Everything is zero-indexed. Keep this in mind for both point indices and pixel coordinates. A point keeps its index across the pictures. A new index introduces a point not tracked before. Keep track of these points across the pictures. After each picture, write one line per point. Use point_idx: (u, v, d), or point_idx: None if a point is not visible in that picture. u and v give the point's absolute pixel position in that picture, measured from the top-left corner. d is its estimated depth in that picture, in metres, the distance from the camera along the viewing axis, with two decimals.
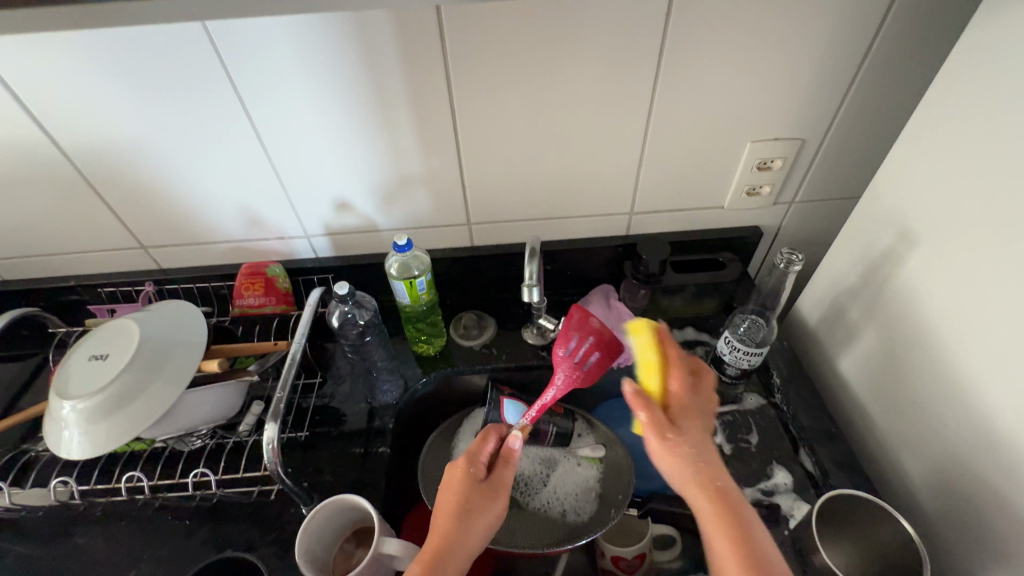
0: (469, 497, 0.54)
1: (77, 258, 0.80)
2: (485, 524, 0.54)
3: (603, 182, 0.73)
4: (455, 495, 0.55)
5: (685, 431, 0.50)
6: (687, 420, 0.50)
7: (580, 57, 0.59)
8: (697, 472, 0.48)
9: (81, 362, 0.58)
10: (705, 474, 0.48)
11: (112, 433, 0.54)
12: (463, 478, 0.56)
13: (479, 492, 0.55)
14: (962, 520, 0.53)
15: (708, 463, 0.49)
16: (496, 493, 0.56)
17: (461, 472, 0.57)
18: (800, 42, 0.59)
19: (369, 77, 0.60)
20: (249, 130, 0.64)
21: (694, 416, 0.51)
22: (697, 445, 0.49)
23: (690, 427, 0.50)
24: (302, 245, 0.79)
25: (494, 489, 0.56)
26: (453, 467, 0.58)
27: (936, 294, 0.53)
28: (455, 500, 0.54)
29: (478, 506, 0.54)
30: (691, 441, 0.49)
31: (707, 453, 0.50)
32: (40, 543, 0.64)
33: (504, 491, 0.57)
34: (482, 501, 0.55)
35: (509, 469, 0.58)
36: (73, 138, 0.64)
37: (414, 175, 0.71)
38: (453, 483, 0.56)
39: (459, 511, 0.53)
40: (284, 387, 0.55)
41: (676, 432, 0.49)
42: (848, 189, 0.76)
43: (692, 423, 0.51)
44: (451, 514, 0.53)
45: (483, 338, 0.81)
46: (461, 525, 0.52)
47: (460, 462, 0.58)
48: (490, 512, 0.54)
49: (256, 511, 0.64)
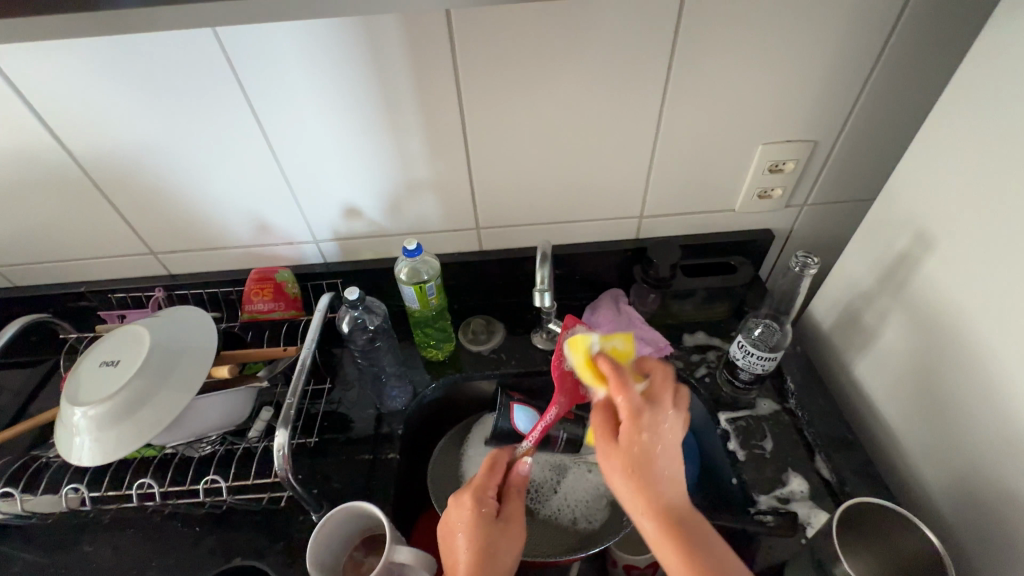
0: (489, 536, 0.53)
1: (88, 264, 0.80)
2: (510, 561, 0.53)
3: (612, 186, 0.73)
4: (475, 537, 0.53)
5: (627, 449, 0.50)
6: (630, 438, 0.50)
7: (589, 60, 0.59)
8: (638, 493, 0.49)
9: (93, 368, 0.58)
10: (647, 494, 0.49)
11: (121, 440, 0.54)
12: (479, 518, 0.54)
13: (496, 529, 0.54)
14: (984, 530, 0.51)
15: (651, 482, 0.49)
16: (513, 526, 0.56)
17: (473, 511, 0.55)
18: (813, 43, 0.59)
19: (378, 83, 0.60)
20: (258, 135, 0.64)
21: (645, 435, 0.50)
22: (638, 464, 0.50)
23: (635, 445, 0.50)
24: (311, 250, 0.79)
25: (509, 525, 0.56)
26: (464, 505, 0.56)
27: (954, 298, 0.52)
28: (476, 545, 0.52)
29: (500, 544, 0.54)
30: (636, 459, 0.50)
31: (650, 471, 0.50)
32: (50, 551, 0.64)
33: (520, 524, 0.56)
34: (503, 539, 0.54)
35: (519, 500, 0.58)
36: (86, 145, 0.64)
37: (423, 180, 0.71)
38: (468, 523, 0.54)
39: (483, 553, 0.52)
40: (295, 393, 0.55)
41: (619, 453, 0.51)
42: (862, 192, 0.75)
43: (637, 441, 0.50)
44: (476, 558, 0.52)
45: (492, 343, 0.80)
46: (489, 566, 0.52)
47: (471, 500, 0.56)
48: (512, 548, 0.54)
49: (265, 518, 0.64)
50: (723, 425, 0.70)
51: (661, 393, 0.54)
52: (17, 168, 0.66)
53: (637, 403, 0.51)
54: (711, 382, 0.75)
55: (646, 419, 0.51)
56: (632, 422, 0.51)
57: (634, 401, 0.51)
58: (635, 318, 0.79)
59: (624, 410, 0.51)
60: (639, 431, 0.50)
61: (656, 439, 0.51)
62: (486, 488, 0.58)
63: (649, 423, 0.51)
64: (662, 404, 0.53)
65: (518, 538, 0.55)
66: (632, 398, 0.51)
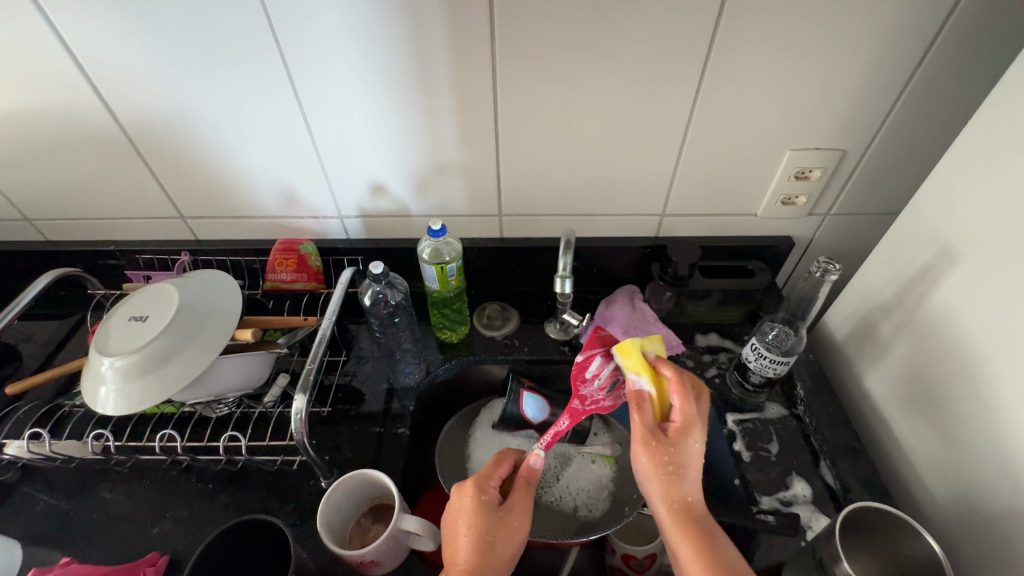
0: (488, 527, 0.52)
1: (119, 224, 0.82)
2: (510, 552, 0.53)
3: (637, 183, 0.74)
4: (475, 525, 0.52)
5: (673, 447, 0.52)
6: (680, 438, 0.53)
7: (626, 53, 0.60)
8: (671, 487, 0.51)
9: (121, 322, 0.60)
10: (678, 491, 0.51)
11: (145, 393, 0.55)
12: (479, 507, 0.53)
13: (496, 520, 0.53)
14: (986, 545, 0.52)
15: (684, 483, 0.52)
16: (516, 517, 0.54)
17: (474, 500, 0.54)
18: (850, 52, 0.59)
19: (416, 63, 0.61)
20: (294, 106, 0.65)
21: (691, 435, 0.53)
22: (677, 464, 0.52)
23: (680, 444, 0.53)
24: (335, 226, 0.81)
25: (511, 516, 0.54)
26: (466, 493, 0.55)
27: (972, 314, 0.53)
28: (476, 535, 0.52)
29: (499, 536, 0.52)
30: (677, 457, 0.52)
31: (687, 474, 0.52)
32: (68, 496, 0.66)
33: (524, 517, 0.54)
34: (501, 531, 0.53)
35: (527, 492, 0.56)
36: (129, 107, 0.66)
37: (450, 163, 0.72)
38: (469, 511, 0.53)
39: (480, 543, 0.51)
40: (313, 361, 0.56)
41: (664, 444, 0.53)
42: (888, 206, 0.75)
43: (685, 441, 0.53)
44: (473, 548, 0.51)
45: (506, 329, 0.82)
46: (486, 557, 0.51)
47: (474, 489, 0.54)
48: (512, 540, 0.53)
49: (277, 479, 0.66)
50: (730, 425, 0.71)
51: (704, 405, 0.57)
52: (60, 127, 0.69)
53: (691, 407, 0.54)
54: (720, 383, 0.76)
55: (696, 425, 0.54)
56: (685, 422, 0.54)
57: (691, 406, 0.54)
58: (648, 316, 0.80)
59: (682, 411, 0.54)
60: (688, 431, 0.54)
61: (697, 445, 0.54)
62: (490, 476, 0.57)
63: (697, 429, 0.54)
64: (704, 415, 0.56)
65: (519, 530, 0.53)
66: (688, 405, 0.54)
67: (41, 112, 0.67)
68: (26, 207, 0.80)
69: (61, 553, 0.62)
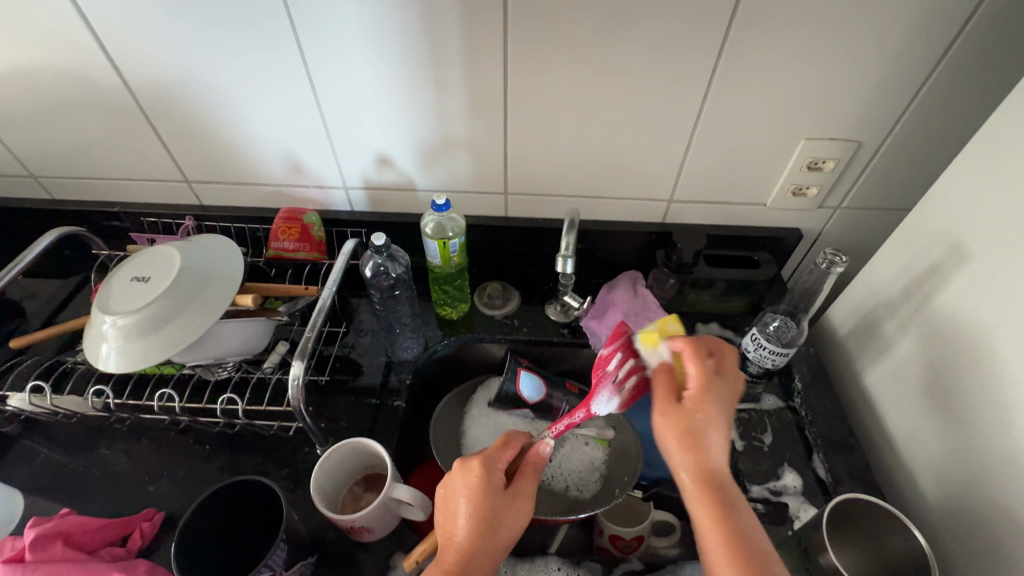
0: (492, 511, 0.51)
1: (123, 186, 0.82)
2: (511, 535, 0.52)
3: (645, 167, 0.72)
4: (476, 508, 0.51)
5: (685, 414, 0.48)
6: (695, 404, 0.48)
7: (641, 31, 0.58)
8: (684, 453, 0.47)
9: (124, 282, 0.60)
10: (694, 455, 0.47)
11: (144, 353, 0.56)
12: (484, 489, 0.52)
13: (500, 503, 0.52)
14: (973, 543, 0.52)
15: (702, 447, 0.47)
16: (519, 501, 0.53)
17: (479, 481, 0.52)
18: (874, 39, 0.57)
19: (426, 33, 0.60)
20: (303, 76, 0.65)
21: (711, 406, 0.48)
22: (691, 428, 0.47)
23: (694, 412, 0.48)
24: (339, 197, 0.80)
25: (515, 501, 0.53)
26: (470, 473, 0.53)
27: (980, 312, 0.52)
28: (477, 518, 0.51)
29: (503, 520, 0.52)
30: (693, 423, 0.48)
31: (705, 439, 0.47)
32: (68, 451, 0.67)
33: (527, 501, 0.54)
34: (505, 515, 0.52)
35: (534, 479, 0.55)
36: (135, 65, 0.65)
37: (458, 138, 0.70)
38: (471, 492, 0.52)
39: (482, 526, 0.51)
40: (312, 329, 0.57)
41: (675, 412, 0.49)
42: (900, 202, 0.74)
43: (703, 408, 0.48)
44: (473, 530, 0.50)
45: (506, 309, 0.81)
46: (488, 540, 0.50)
47: (478, 472, 0.53)
48: (515, 524, 0.52)
49: (273, 445, 0.67)
50: None
51: (730, 369, 0.52)
52: (65, 83, 0.68)
53: (707, 375, 0.49)
54: None
55: (714, 393, 0.49)
56: (699, 389, 0.49)
57: (707, 373, 0.49)
58: (650, 303, 0.79)
59: (697, 378, 0.49)
60: (702, 399, 0.48)
61: (718, 411, 0.49)
62: (495, 459, 0.55)
63: (716, 395, 0.49)
64: (728, 380, 0.51)
65: (522, 514, 0.53)
66: (704, 372, 0.49)
67: (46, 68, 0.66)
68: (32, 163, 0.80)
69: (60, 505, 0.63)
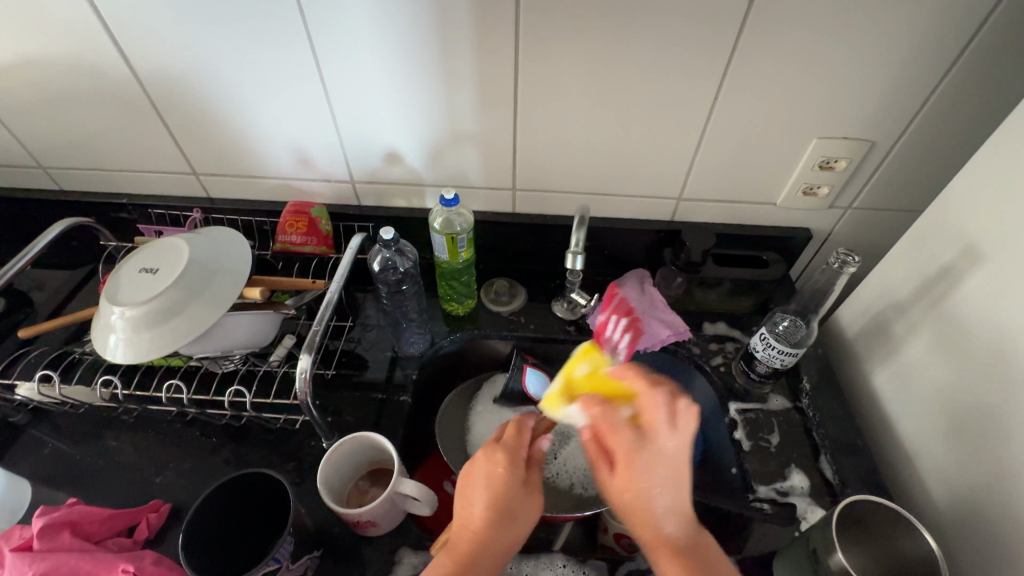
0: (511, 500, 0.51)
1: (130, 177, 0.82)
2: (524, 530, 0.51)
3: (655, 165, 0.72)
4: (496, 496, 0.51)
5: (618, 489, 0.48)
6: (623, 476, 0.47)
7: (653, 25, 0.57)
8: (636, 526, 0.47)
9: (133, 273, 0.60)
10: (644, 527, 0.46)
11: (152, 345, 0.56)
12: (507, 479, 0.52)
13: (518, 494, 0.52)
14: (981, 547, 0.52)
15: (648, 518, 0.46)
16: (535, 496, 0.53)
17: (503, 471, 0.52)
18: (891, 36, 0.56)
19: (436, 25, 0.59)
20: (312, 68, 0.64)
21: (643, 476, 0.46)
22: (630, 502, 0.47)
23: (626, 485, 0.47)
24: (347, 191, 0.80)
25: (531, 494, 0.53)
26: (494, 462, 0.53)
27: (994, 315, 0.51)
28: (496, 506, 0.51)
29: (519, 511, 0.51)
30: (631, 497, 0.47)
31: (649, 510, 0.46)
32: (75, 441, 0.68)
33: (541, 496, 0.54)
34: (522, 507, 0.52)
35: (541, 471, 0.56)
36: (145, 57, 0.65)
37: (467, 133, 0.70)
38: (492, 481, 0.52)
39: (500, 515, 0.50)
40: (320, 323, 0.56)
41: (613, 486, 0.48)
42: (913, 203, 0.73)
43: (634, 480, 0.46)
44: (489, 519, 0.50)
45: (513, 306, 0.81)
46: (502, 530, 0.50)
47: (504, 461, 0.53)
48: (529, 518, 0.52)
49: (279, 438, 0.67)
50: (733, 414, 0.71)
51: (658, 422, 0.47)
52: (74, 75, 0.68)
53: (623, 444, 0.47)
54: (725, 372, 0.75)
55: (637, 460, 0.46)
56: (623, 461, 0.47)
57: (623, 443, 0.47)
58: (657, 301, 0.80)
59: (616, 452, 0.48)
60: (630, 470, 0.47)
61: (652, 477, 0.46)
62: (518, 448, 0.55)
63: (642, 462, 0.46)
64: (658, 437, 0.47)
65: (536, 510, 0.53)
66: (619, 445, 0.47)
67: (56, 57, 0.66)
68: (40, 155, 0.80)
69: (66, 495, 0.63)
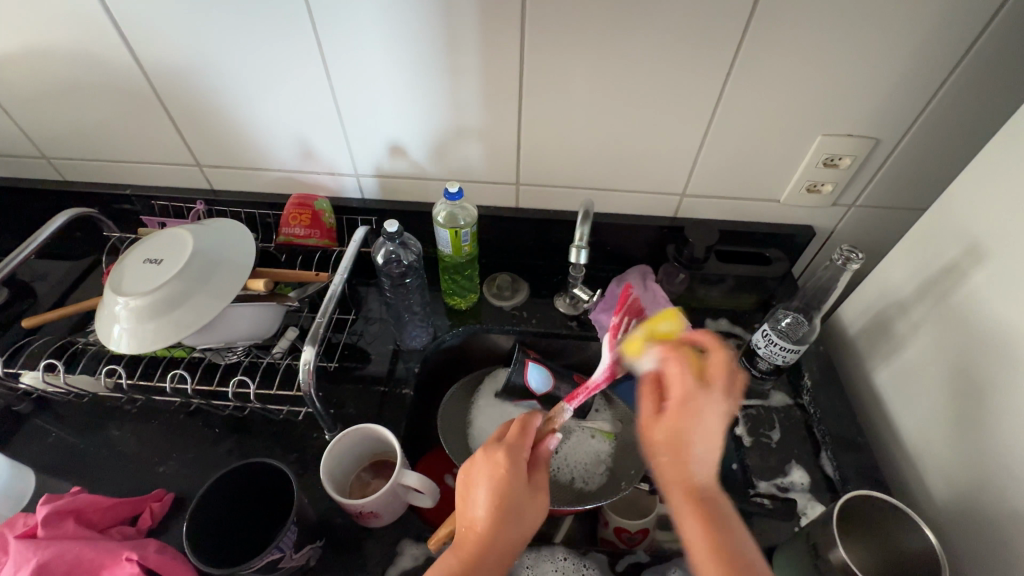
0: (514, 503, 0.52)
1: (134, 168, 0.82)
2: (529, 529, 0.52)
3: (659, 161, 0.72)
4: (498, 498, 0.51)
5: (665, 425, 0.49)
6: (674, 415, 0.49)
7: (660, 20, 0.57)
8: (668, 464, 0.48)
9: (137, 263, 0.60)
10: (677, 467, 0.47)
11: (156, 335, 0.56)
12: (509, 481, 0.52)
13: (521, 496, 0.52)
14: (980, 543, 0.52)
15: (685, 459, 0.47)
16: (538, 497, 0.53)
17: (505, 473, 0.52)
18: (898, 33, 0.56)
19: (441, 18, 0.59)
20: (317, 60, 0.64)
21: (693, 418, 0.48)
22: (673, 439, 0.48)
23: (674, 423, 0.49)
24: (351, 184, 0.80)
25: (534, 495, 0.53)
26: (495, 463, 0.53)
27: (997, 313, 0.51)
28: (499, 508, 0.51)
29: (523, 513, 0.52)
30: (675, 435, 0.48)
31: (688, 452, 0.47)
32: (78, 431, 0.68)
33: (544, 497, 0.54)
34: (526, 509, 0.52)
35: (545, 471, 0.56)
36: (150, 49, 0.65)
37: (471, 128, 0.70)
38: (494, 483, 0.52)
39: (503, 517, 0.51)
40: (324, 315, 0.57)
41: (657, 422, 0.50)
42: (917, 202, 0.73)
43: (684, 419, 0.48)
44: (493, 521, 0.50)
45: (515, 301, 0.81)
46: (507, 531, 0.50)
47: (506, 463, 0.53)
48: (533, 519, 0.53)
49: (282, 429, 0.67)
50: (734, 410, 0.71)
51: (716, 375, 0.51)
52: (80, 65, 0.68)
53: (686, 384, 0.50)
54: None
55: (694, 402, 0.49)
56: (680, 400, 0.49)
57: (685, 383, 0.50)
58: (659, 297, 0.78)
59: (675, 391, 0.50)
60: (684, 411, 0.49)
61: (702, 422, 0.48)
62: (520, 449, 0.55)
63: (698, 406, 0.49)
64: (714, 389, 0.50)
65: (540, 509, 0.53)
66: (679, 385, 0.50)
67: (60, 47, 0.66)
68: (45, 145, 0.80)
69: (70, 484, 0.64)
